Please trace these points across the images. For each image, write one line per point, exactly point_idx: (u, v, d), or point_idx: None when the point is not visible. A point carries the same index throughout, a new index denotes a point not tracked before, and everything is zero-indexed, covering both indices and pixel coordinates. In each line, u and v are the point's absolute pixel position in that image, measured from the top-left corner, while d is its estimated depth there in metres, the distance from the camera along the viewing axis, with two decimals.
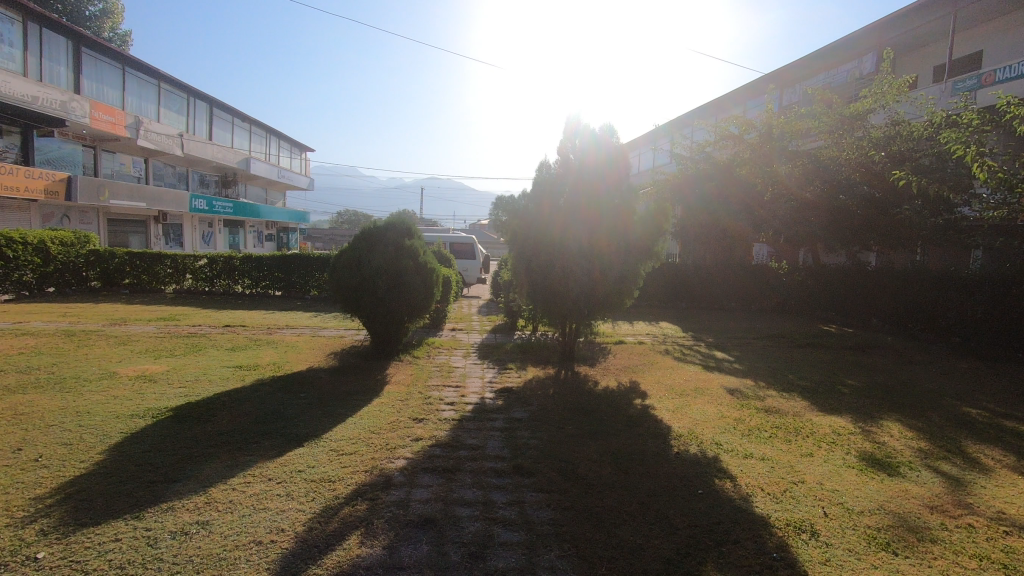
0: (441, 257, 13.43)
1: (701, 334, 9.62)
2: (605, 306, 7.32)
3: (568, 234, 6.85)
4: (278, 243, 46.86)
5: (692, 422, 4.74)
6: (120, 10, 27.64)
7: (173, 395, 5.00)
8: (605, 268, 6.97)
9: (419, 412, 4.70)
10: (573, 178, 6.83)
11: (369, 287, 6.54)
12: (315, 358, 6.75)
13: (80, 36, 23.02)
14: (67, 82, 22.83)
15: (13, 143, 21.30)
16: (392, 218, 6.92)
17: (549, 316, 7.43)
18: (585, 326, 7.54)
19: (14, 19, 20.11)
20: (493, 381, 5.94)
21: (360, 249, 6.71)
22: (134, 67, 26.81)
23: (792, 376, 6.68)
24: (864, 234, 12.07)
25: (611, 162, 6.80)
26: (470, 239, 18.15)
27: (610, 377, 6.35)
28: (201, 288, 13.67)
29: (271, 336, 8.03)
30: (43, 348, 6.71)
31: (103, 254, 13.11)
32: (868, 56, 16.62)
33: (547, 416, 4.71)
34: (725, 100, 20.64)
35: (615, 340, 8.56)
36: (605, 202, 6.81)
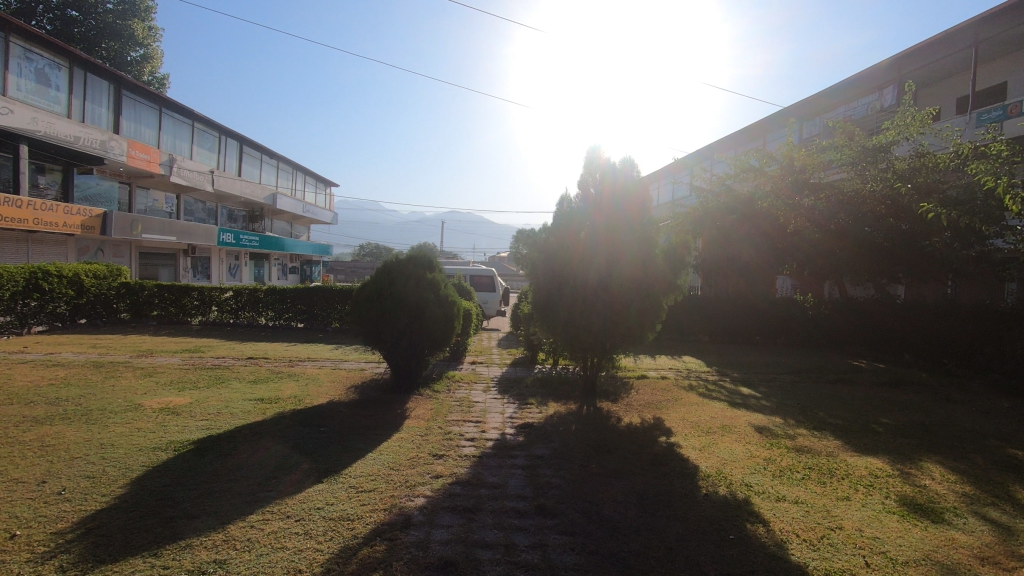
0: (462, 290, 13.49)
1: (726, 369, 9.40)
2: (626, 340, 7.19)
3: (588, 267, 6.83)
4: (302, 276, 47.70)
5: (720, 462, 4.58)
6: (159, 55, 29.15)
7: (196, 427, 5.03)
8: (626, 300, 6.88)
9: (439, 448, 4.63)
10: (593, 210, 6.86)
11: (389, 319, 6.56)
12: (335, 391, 6.75)
13: (122, 80, 24.29)
14: (107, 122, 24.02)
15: (55, 180, 22.71)
16: (413, 251, 7.03)
17: (571, 350, 7.34)
18: (606, 360, 7.42)
19: (61, 65, 21.38)
20: (513, 416, 5.85)
21: (382, 281, 6.77)
22: (170, 108, 28.10)
23: (823, 414, 6.45)
24: (892, 267, 11.81)
25: (632, 193, 6.81)
26: (491, 271, 18.24)
27: (633, 413, 6.21)
28: (226, 319, 13.89)
29: (293, 368, 8.08)
30: (72, 379, 6.85)
31: (133, 287, 13.47)
32: (888, 89, 16.53)
33: (569, 453, 4.59)
34: (744, 133, 20.64)
35: (637, 374, 8.40)
36: (625, 234, 6.79)
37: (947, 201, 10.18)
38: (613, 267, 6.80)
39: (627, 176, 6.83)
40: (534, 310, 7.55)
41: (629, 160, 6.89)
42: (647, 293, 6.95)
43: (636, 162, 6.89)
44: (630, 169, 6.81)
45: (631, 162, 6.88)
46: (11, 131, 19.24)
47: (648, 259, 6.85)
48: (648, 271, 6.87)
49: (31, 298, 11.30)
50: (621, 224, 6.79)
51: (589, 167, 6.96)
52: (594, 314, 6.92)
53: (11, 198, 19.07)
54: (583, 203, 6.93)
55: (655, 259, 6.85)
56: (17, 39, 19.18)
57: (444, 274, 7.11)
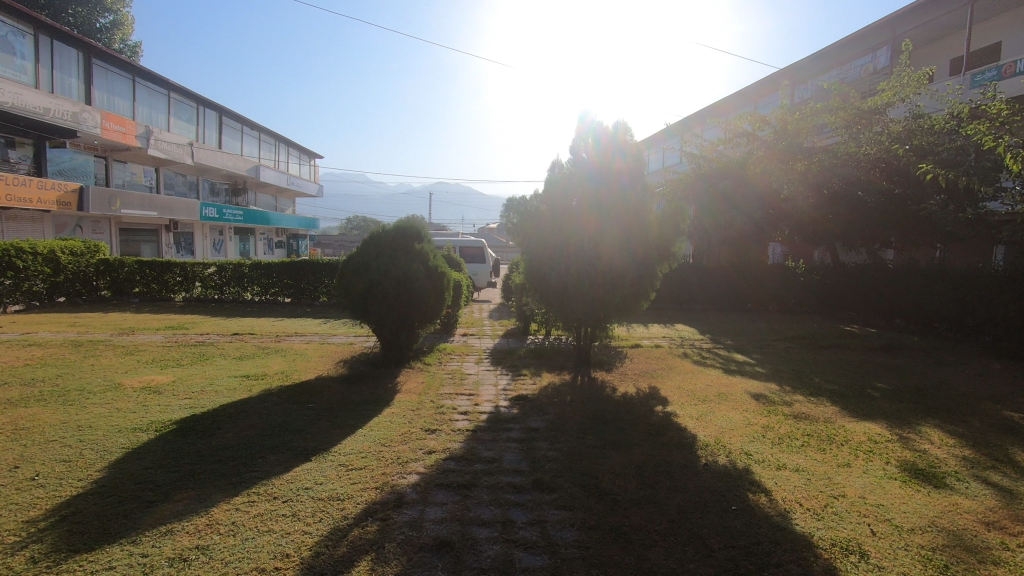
0: (451, 262, 13.27)
1: (719, 336, 9.34)
2: (618, 309, 7.05)
3: (580, 237, 6.66)
4: (289, 251, 47.06)
5: (718, 430, 4.50)
6: (130, 22, 27.92)
7: (179, 407, 4.85)
8: (619, 270, 6.73)
9: (431, 422, 4.50)
10: (585, 178, 6.64)
11: (377, 292, 6.35)
12: (323, 366, 6.58)
13: (91, 48, 23.23)
14: (78, 93, 23.08)
15: (26, 155, 21.76)
16: (401, 222, 6.79)
17: (564, 321, 7.20)
18: (600, 330, 7.29)
19: (26, 32, 20.38)
20: (507, 388, 5.73)
21: (368, 252, 6.55)
22: (144, 77, 27.05)
23: (818, 380, 6.41)
24: (885, 231, 11.74)
25: (625, 160, 6.57)
26: (480, 242, 17.99)
27: (628, 383, 6.12)
28: (210, 295, 13.60)
29: (280, 343, 7.89)
30: (50, 359, 6.61)
31: (113, 263, 13.09)
32: (883, 50, 16.23)
33: (565, 425, 4.48)
34: (736, 98, 20.32)
35: (631, 343, 8.30)
36: (618, 202, 6.59)
37: (941, 164, 10.06)
38: (605, 237, 6.63)
39: (620, 142, 6.59)
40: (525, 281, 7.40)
41: (622, 124, 6.63)
42: (639, 264, 6.82)
43: (629, 127, 6.65)
44: (624, 133, 6.55)
45: (624, 128, 6.63)
46: None
47: (641, 229, 6.67)
48: (641, 241, 6.70)
49: (5, 277, 10.91)
50: (613, 192, 6.59)
51: (580, 133, 6.67)
52: (585, 285, 6.79)
53: None
54: (574, 170, 6.69)
55: (648, 228, 6.67)
56: None
57: (433, 245, 6.89)
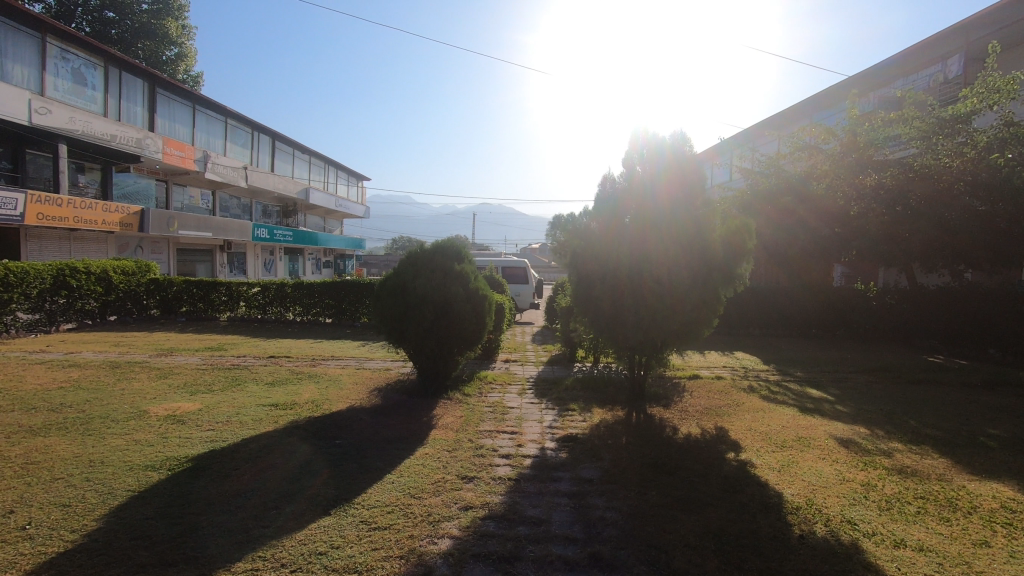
0: (493, 283, 12.84)
1: (786, 367, 8.46)
2: (676, 337, 6.38)
3: (634, 257, 6.06)
4: (336, 270, 48.00)
5: (807, 488, 3.77)
6: (193, 53, 29.35)
7: (199, 440, 4.49)
8: (677, 293, 6.06)
9: (469, 468, 3.96)
10: (641, 193, 6.06)
11: (414, 316, 5.90)
12: (355, 394, 6.17)
13: (156, 77, 24.41)
14: (143, 120, 24.21)
15: (93, 179, 22.98)
16: (441, 242, 6.38)
17: (614, 348, 6.56)
18: (656, 361, 6.61)
19: (97, 64, 21.56)
20: (554, 426, 5.14)
21: (405, 274, 6.12)
22: (204, 105, 28.25)
23: (915, 422, 5.53)
24: (973, 251, 10.57)
25: (686, 171, 5.98)
26: (523, 263, 17.53)
27: (691, 422, 5.41)
28: (254, 315, 13.61)
29: (315, 368, 7.54)
30: (84, 382, 6.45)
31: (162, 283, 13.30)
32: (954, 58, 15.24)
33: (623, 476, 3.85)
34: (795, 110, 19.43)
35: (688, 373, 7.56)
36: (679, 218, 5.97)
37: None
38: (665, 256, 5.99)
39: (679, 153, 6.01)
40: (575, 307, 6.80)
41: (681, 134, 6.06)
42: (703, 286, 6.12)
43: (689, 137, 6.07)
44: (684, 143, 5.96)
45: (683, 138, 6.06)
46: (50, 131, 19.42)
47: (705, 247, 6.00)
48: (706, 260, 6.02)
49: (59, 296, 11.13)
50: (673, 207, 5.98)
51: (634, 144, 6.13)
52: (642, 310, 6.14)
53: (52, 197, 19.30)
54: (628, 185, 6.13)
55: (713, 246, 5.99)
56: (54, 39, 19.35)
57: (475, 267, 6.42)
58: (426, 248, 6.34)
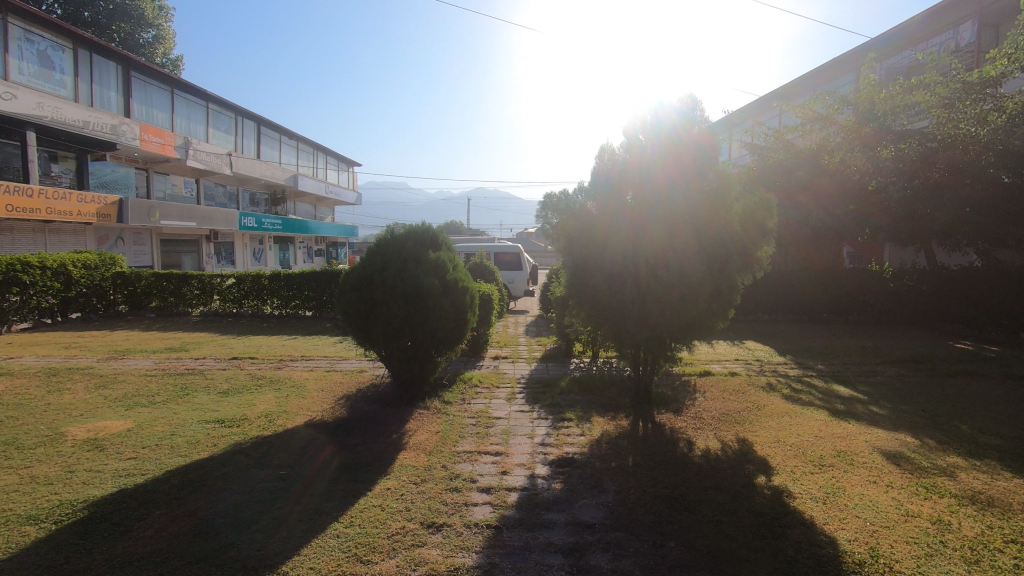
0: (483, 270, 11.99)
1: (805, 359, 7.64)
2: (685, 326, 5.48)
3: (643, 241, 5.18)
4: (327, 258, 47.00)
5: (866, 531, 2.97)
6: (171, 35, 28.01)
7: (112, 475, 3.65)
8: (694, 282, 5.19)
9: (438, 511, 3.15)
10: (646, 165, 5.21)
11: (382, 314, 5.02)
12: (318, 404, 5.34)
13: (129, 60, 23.22)
14: (117, 106, 23.08)
15: (68, 168, 21.89)
16: (413, 227, 5.52)
17: (620, 347, 5.68)
18: (664, 357, 5.72)
19: (64, 47, 20.40)
20: (548, 442, 4.33)
21: (373, 264, 5.23)
22: (182, 89, 27.05)
23: (968, 428, 4.75)
24: (1001, 227, 9.74)
25: (697, 139, 5.16)
26: (516, 247, 16.64)
27: (707, 433, 4.61)
28: (228, 309, 12.75)
29: (279, 372, 6.71)
30: (6, 395, 5.60)
31: (128, 276, 12.42)
32: (967, 25, 14.54)
33: (632, 519, 3.04)
34: (802, 81, 18.71)
35: (698, 369, 6.75)
36: (691, 193, 5.12)
37: None
38: (677, 237, 5.12)
39: (690, 119, 5.19)
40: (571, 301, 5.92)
41: (691, 97, 5.25)
42: (720, 272, 5.27)
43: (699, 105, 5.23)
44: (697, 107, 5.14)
45: (694, 101, 5.24)
46: (16, 118, 18.34)
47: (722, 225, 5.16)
48: (723, 241, 5.17)
49: (11, 294, 10.26)
50: (684, 180, 5.15)
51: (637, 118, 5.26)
52: (651, 301, 5.26)
53: (21, 188, 18.29)
54: (632, 157, 5.27)
55: (731, 225, 5.14)
56: (16, 20, 18.19)
57: (454, 255, 5.56)
58: (397, 235, 5.45)
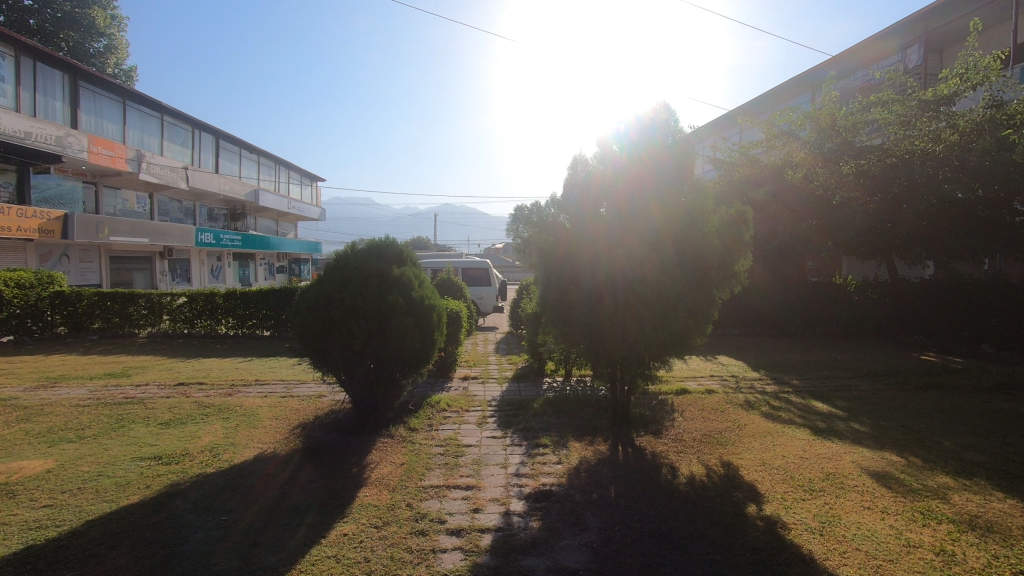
0: (451, 287, 11.63)
1: (779, 374, 7.53)
2: (663, 342, 5.19)
3: (621, 253, 4.93)
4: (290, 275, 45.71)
5: (870, 566, 2.74)
6: (124, 45, 26.93)
7: (18, 529, 3.14)
8: (673, 296, 4.97)
9: (401, 561, 2.78)
10: (621, 177, 5.03)
11: (340, 335, 4.61)
12: (270, 435, 4.88)
13: (77, 70, 22.14)
14: (63, 116, 21.93)
15: (8, 182, 20.58)
16: (377, 242, 5.17)
17: (597, 366, 5.36)
18: (643, 377, 5.42)
19: (5, 54, 19.29)
20: (523, 472, 4.01)
21: (332, 281, 4.83)
22: (135, 100, 25.98)
23: (951, 444, 4.64)
24: (958, 240, 9.99)
25: (675, 149, 5.01)
26: (485, 263, 16.35)
27: (690, 457, 4.36)
28: (180, 330, 12.01)
29: (230, 398, 6.18)
30: None
31: (69, 296, 11.58)
32: (914, 48, 15.25)
33: (620, 562, 2.74)
34: (763, 99, 19.32)
35: (675, 387, 6.54)
36: (668, 204, 4.94)
37: None
38: (654, 249, 4.90)
39: (665, 129, 5.04)
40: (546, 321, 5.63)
41: (665, 106, 5.11)
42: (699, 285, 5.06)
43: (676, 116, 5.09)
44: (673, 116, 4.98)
45: (668, 111, 5.12)
46: None
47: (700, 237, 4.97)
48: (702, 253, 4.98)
49: None
50: (660, 192, 4.97)
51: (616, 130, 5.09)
52: (629, 317, 5.00)
53: None
54: (607, 168, 5.09)
55: (709, 236, 4.97)
56: None
57: (420, 272, 5.22)
58: (358, 250, 5.08)
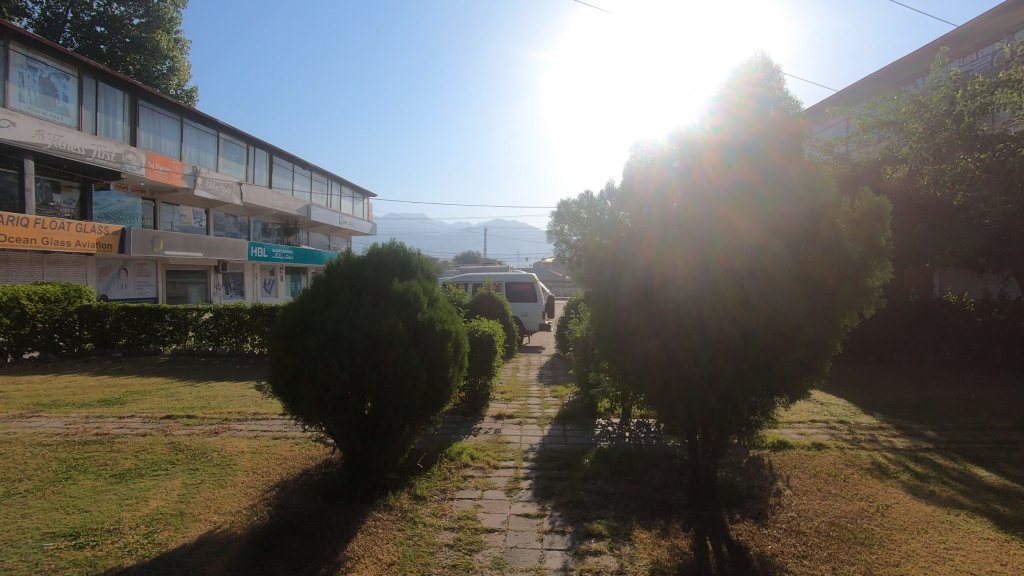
0: (490, 303, 10.42)
1: (905, 421, 5.80)
2: (770, 378, 3.60)
3: (710, 261, 3.51)
4: None
5: None
6: (186, 67, 27.55)
7: None
8: (786, 320, 3.47)
9: None
10: (710, 154, 3.71)
11: (317, 373, 3.36)
12: (237, 501, 3.72)
13: (137, 89, 22.44)
14: (123, 135, 22.20)
15: (71, 199, 20.88)
16: (383, 251, 4.02)
17: (673, 421, 3.80)
18: (740, 434, 3.83)
19: (70, 75, 19.70)
20: None
21: (316, 296, 3.69)
22: (193, 118, 26.22)
23: None
24: None
25: (781, 122, 3.70)
26: (531, 277, 15.07)
27: (824, 569, 2.86)
28: (205, 347, 11.32)
29: (214, 439, 5.11)
30: None
31: (95, 311, 11.12)
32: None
33: None
34: (853, 94, 17.56)
35: (770, 438, 5.00)
36: (777, 188, 3.59)
37: None
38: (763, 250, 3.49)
39: (768, 87, 3.77)
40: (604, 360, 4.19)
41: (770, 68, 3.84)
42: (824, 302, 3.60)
43: (781, 78, 3.80)
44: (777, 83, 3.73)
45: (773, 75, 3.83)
46: (14, 146, 17.46)
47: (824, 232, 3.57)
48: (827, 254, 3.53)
49: None
50: (764, 171, 3.65)
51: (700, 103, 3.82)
52: (728, 346, 3.49)
53: (16, 217, 17.37)
54: (689, 145, 3.77)
55: (836, 231, 3.56)
56: (19, 47, 17.55)
57: (433, 288, 4.00)
58: (353, 260, 3.93)
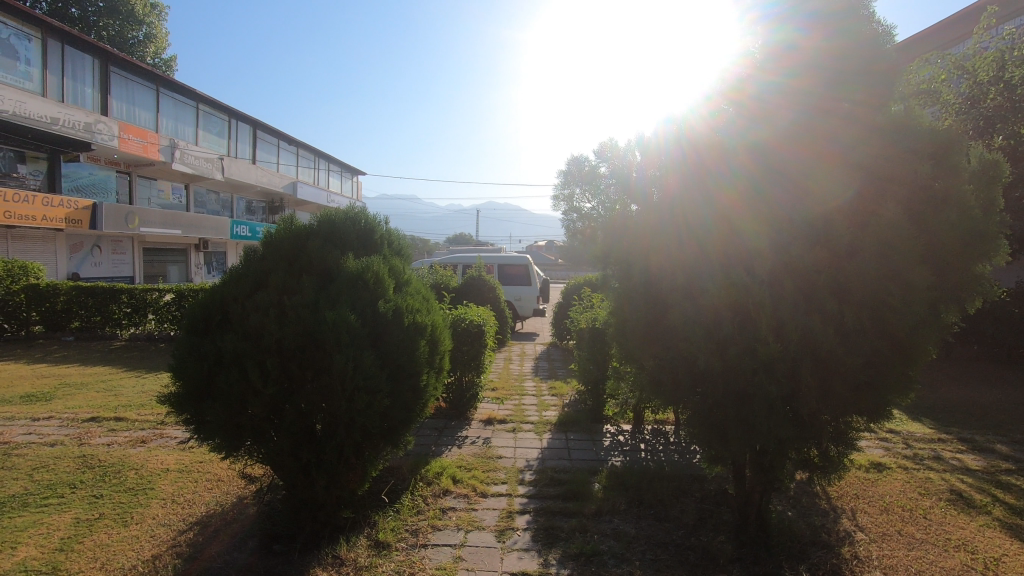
0: (481, 287, 9.50)
1: (963, 431, 4.95)
2: (867, 392, 2.52)
3: (780, 243, 2.54)
4: None
5: None
6: (164, 35, 25.93)
7: None
8: (892, 321, 2.43)
9: None
10: (777, 94, 2.75)
11: (233, 382, 2.37)
12: (137, 548, 2.78)
13: (109, 54, 20.73)
14: (93, 103, 20.54)
15: (38, 170, 19.27)
16: (338, 220, 3.04)
17: (721, 452, 2.78)
18: (809, 466, 2.80)
19: (33, 36, 18.07)
20: None
21: (244, 277, 2.73)
22: (171, 88, 24.35)
23: None
24: None
25: (870, 52, 2.70)
26: (525, 259, 14.12)
27: None
28: (166, 332, 10.29)
29: (140, 451, 4.16)
30: None
31: (43, 291, 10.05)
32: None
33: None
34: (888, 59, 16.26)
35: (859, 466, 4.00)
36: (879, 123, 2.60)
37: None
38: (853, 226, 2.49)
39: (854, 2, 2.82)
40: (628, 367, 3.20)
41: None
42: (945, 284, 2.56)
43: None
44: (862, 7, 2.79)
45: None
46: None
47: (944, 191, 2.57)
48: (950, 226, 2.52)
49: None
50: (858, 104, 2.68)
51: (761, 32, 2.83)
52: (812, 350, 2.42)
53: None
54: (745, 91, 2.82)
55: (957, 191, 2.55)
56: None
57: (402, 268, 3.03)
58: (297, 228, 2.95)
